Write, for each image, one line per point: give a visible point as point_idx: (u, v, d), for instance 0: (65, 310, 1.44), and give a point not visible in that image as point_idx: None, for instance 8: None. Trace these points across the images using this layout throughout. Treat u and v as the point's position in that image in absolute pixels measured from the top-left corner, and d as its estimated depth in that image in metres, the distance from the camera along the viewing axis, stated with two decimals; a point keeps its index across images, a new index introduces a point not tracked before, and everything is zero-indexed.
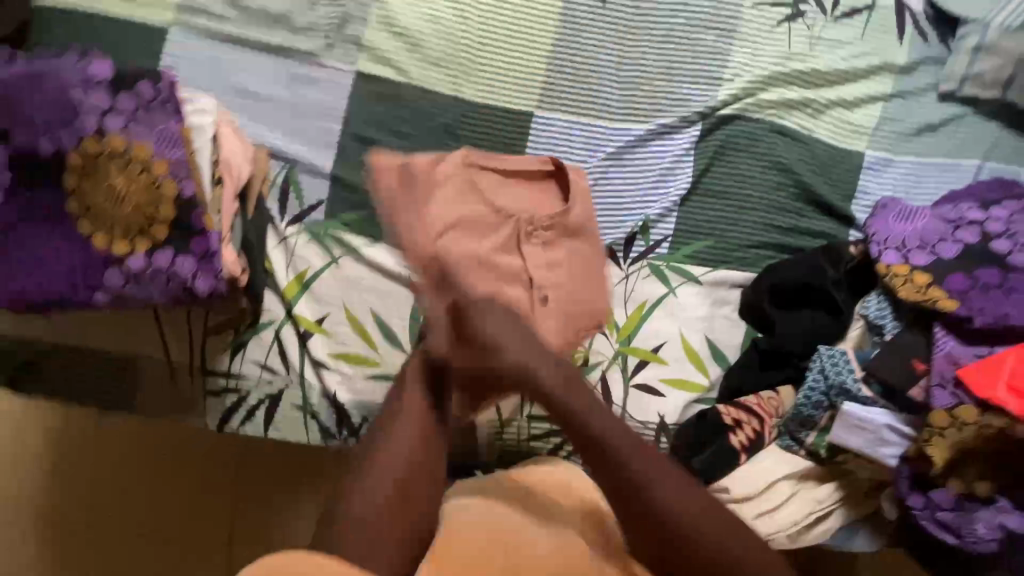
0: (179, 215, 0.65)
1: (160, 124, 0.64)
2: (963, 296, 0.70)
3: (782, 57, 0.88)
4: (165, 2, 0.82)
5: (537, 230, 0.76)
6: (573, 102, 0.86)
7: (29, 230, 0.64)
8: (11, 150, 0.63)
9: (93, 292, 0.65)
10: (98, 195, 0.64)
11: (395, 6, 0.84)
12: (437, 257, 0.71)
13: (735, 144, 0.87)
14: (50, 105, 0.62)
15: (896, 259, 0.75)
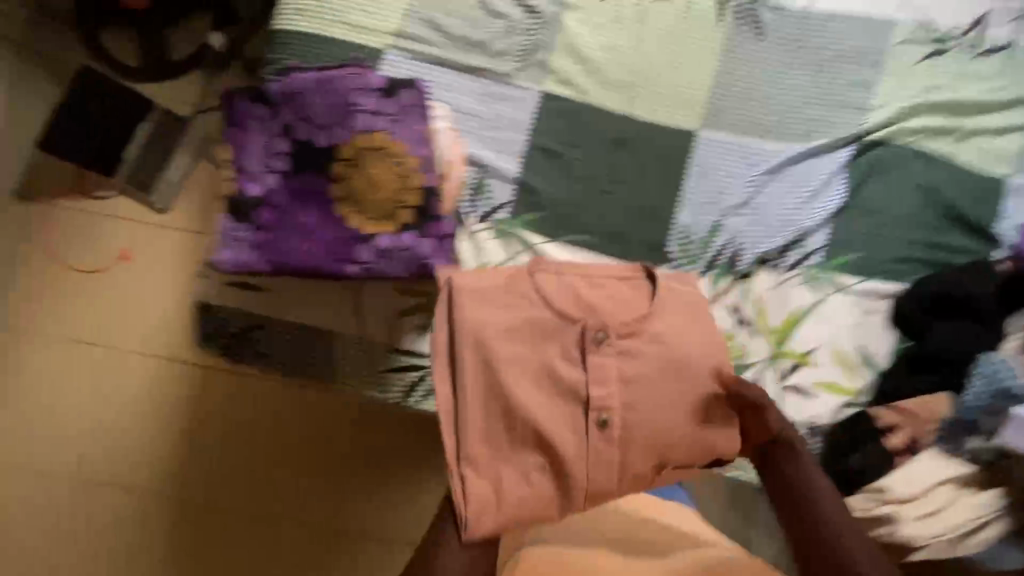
0: (427, 204, 0.75)
1: (413, 125, 0.76)
2: None
3: (930, 87, 0.95)
4: (383, 29, 0.96)
5: (609, 339, 0.74)
6: (733, 124, 0.95)
7: (299, 210, 0.75)
8: (292, 143, 0.75)
9: (345, 264, 0.74)
10: (360, 181, 0.75)
11: (578, 37, 0.96)
12: (509, 360, 0.74)
13: (883, 166, 0.94)
14: (330, 106, 0.74)
15: None
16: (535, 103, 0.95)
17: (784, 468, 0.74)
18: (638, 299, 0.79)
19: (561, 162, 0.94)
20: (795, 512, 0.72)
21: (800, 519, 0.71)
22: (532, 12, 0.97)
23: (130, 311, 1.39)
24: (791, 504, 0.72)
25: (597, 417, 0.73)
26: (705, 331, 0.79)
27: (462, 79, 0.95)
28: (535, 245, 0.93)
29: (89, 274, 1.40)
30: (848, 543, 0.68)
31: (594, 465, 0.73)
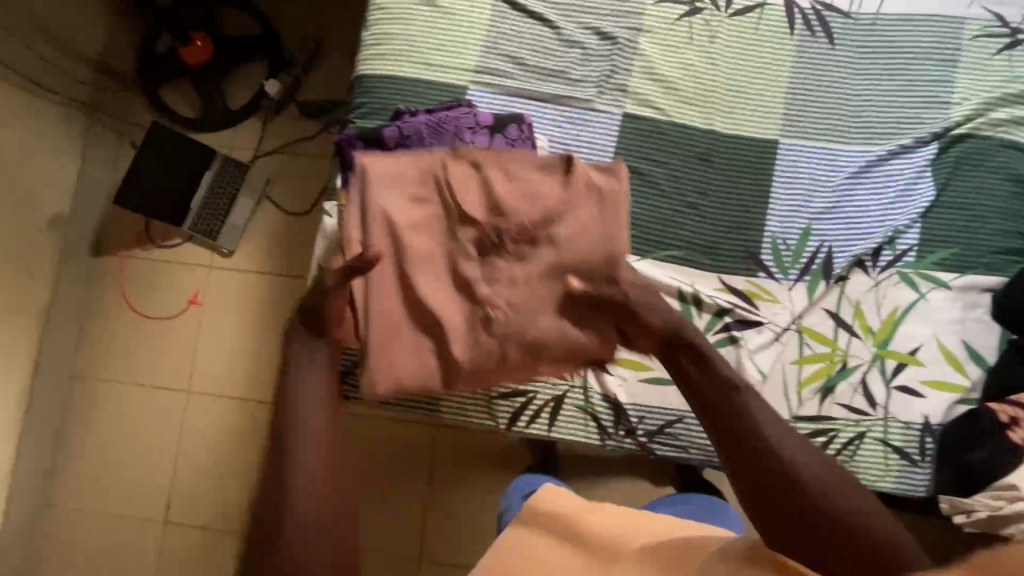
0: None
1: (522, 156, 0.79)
2: None
3: (1009, 79, 0.96)
4: (464, 66, 0.99)
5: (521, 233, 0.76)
6: (814, 130, 0.96)
7: (416, 247, 0.78)
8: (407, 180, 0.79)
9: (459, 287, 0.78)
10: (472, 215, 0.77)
11: (654, 58, 0.98)
12: (434, 239, 0.78)
13: (970, 160, 0.94)
14: None
15: None
16: (617, 125, 0.97)
17: (701, 377, 0.61)
18: (554, 190, 0.76)
19: (646, 179, 0.96)
20: (733, 433, 0.57)
21: (738, 432, 0.57)
22: (606, 37, 0.99)
23: (208, 354, 1.42)
24: (724, 416, 0.58)
25: (484, 310, 0.76)
26: (611, 221, 0.75)
27: (544, 107, 0.98)
28: None
29: (167, 321, 1.44)
30: (802, 467, 0.56)
31: (473, 352, 0.77)
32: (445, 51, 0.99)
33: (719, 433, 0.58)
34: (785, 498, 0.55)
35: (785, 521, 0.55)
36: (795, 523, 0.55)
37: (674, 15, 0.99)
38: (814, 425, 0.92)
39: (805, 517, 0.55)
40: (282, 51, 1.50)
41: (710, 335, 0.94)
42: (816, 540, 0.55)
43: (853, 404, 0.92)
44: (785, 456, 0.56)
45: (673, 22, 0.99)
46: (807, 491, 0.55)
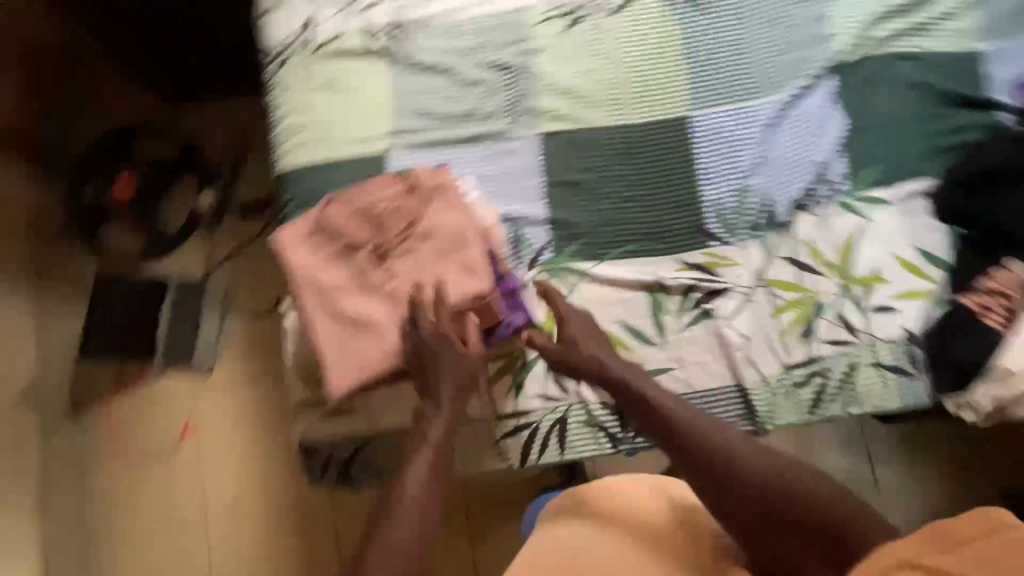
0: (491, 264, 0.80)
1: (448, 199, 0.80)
2: None
3: (877, 0, 1.01)
4: (380, 133, 1.02)
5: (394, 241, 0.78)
6: (720, 96, 1.00)
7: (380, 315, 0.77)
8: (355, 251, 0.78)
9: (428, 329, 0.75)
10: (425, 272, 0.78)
11: (553, 72, 1.01)
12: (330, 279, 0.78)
13: (867, 83, 1.00)
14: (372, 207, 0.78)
15: None
16: (538, 146, 1.00)
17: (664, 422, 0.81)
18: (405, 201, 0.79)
19: (581, 188, 0.99)
20: (686, 455, 0.77)
21: (693, 451, 0.77)
22: (503, 68, 1.02)
23: (217, 479, 1.40)
24: (674, 442, 0.79)
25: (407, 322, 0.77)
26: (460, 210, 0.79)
27: (465, 150, 1.00)
28: (587, 270, 0.97)
29: (167, 460, 1.41)
30: (751, 471, 0.73)
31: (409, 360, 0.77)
32: (357, 126, 1.02)
33: (680, 456, 0.78)
34: (743, 502, 0.73)
35: (752, 524, 0.72)
36: (749, 514, 0.72)
37: (559, 28, 1.02)
38: (806, 369, 0.94)
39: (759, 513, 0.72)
40: (207, 166, 1.50)
41: (686, 314, 0.96)
42: (779, 533, 0.71)
43: (838, 336, 0.94)
44: (733, 465, 0.74)
45: (561, 35, 1.02)
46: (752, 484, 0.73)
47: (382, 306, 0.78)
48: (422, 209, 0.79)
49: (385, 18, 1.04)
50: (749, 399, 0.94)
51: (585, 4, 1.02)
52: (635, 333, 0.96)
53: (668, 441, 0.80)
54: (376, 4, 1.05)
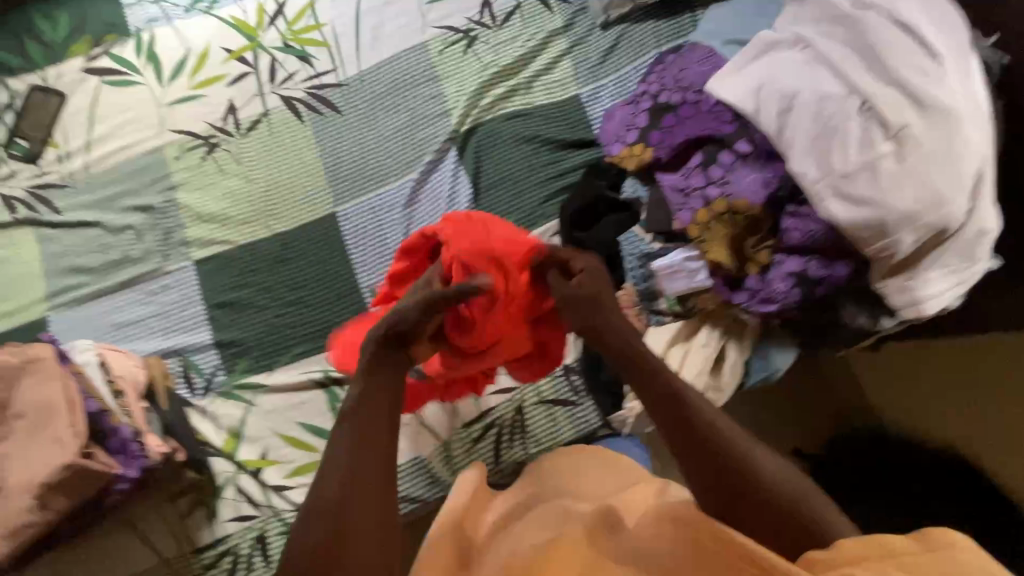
0: (90, 424, 0.82)
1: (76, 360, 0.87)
2: (667, 129, 0.83)
3: (480, 71, 1.12)
4: (35, 300, 1.01)
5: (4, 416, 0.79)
6: (357, 188, 1.08)
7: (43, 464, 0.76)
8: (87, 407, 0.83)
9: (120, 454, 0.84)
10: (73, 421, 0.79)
11: (198, 203, 1.06)
12: None
13: (487, 145, 1.08)
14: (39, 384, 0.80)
15: (627, 145, 0.87)
16: (194, 274, 1.04)
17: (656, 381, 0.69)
18: None
19: (242, 305, 1.03)
20: (690, 432, 0.66)
21: (681, 408, 0.67)
22: (146, 209, 1.06)
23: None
24: (666, 394, 0.68)
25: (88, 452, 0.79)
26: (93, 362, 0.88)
27: (121, 296, 1.02)
28: (260, 383, 1.00)
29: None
30: (737, 441, 0.65)
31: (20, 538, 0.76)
32: (5, 297, 1.01)
33: (661, 405, 0.68)
34: (708, 454, 0.64)
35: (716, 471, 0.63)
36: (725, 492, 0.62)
37: (197, 158, 1.08)
38: (478, 423, 0.99)
39: (720, 473, 0.63)
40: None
41: None
42: (741, 509, 0.62)
43: (502, 383, 1.00)
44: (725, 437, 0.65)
45: (197, 165, 1.08)
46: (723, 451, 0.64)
47: None
48: (14, 390, 0.80)
49: (24, 185, 1.06)
50: (430, 469, 0.98)
51: (218, 131, 1.09)
52: (316, 432, 0.99)
53: (673, 417, 0.67)
54: (16, 171, 1.06)
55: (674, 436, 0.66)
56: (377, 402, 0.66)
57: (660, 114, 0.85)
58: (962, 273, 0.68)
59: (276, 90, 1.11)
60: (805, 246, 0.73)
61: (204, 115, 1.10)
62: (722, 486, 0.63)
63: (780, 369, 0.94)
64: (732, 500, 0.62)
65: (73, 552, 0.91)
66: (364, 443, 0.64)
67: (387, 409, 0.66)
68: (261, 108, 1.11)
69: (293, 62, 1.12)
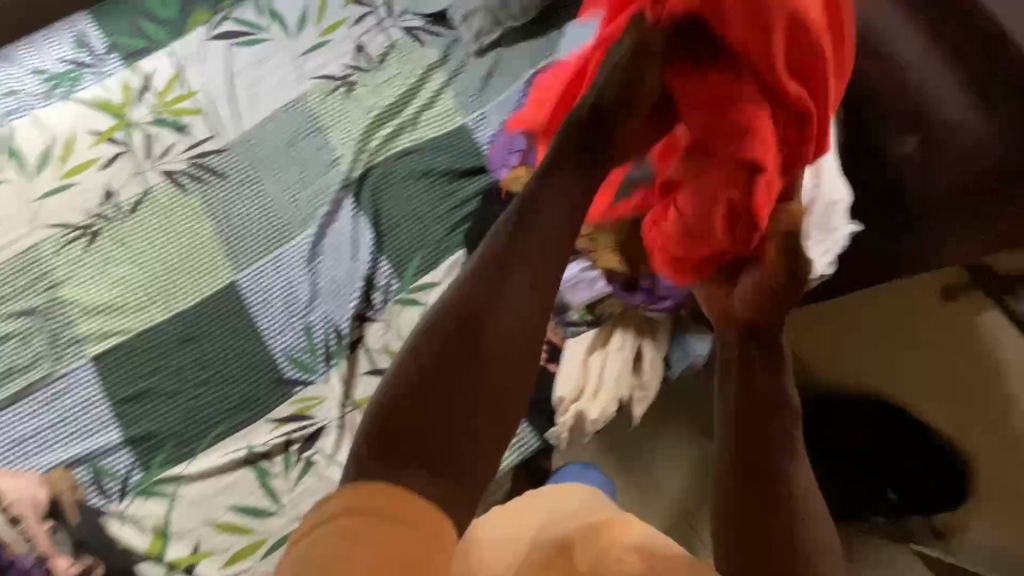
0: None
1: None
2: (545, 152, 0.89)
3: (364, 114, 1.11)
4: None
5: None
6: (257, 251, 1.05)
7: None
8: None
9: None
10: None
11: (86, 296, 1.01)
12: None
13: (382, 186, 1.08)
14: None
15: None
16: (91, 372, 0.97)
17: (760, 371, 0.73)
18: None
19: (150, 394, 0.97)
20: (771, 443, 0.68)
21: (766, 424, 0.70)
22: (28, 312, 0.99)
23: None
24: (766, 405, 0.71)
25: None
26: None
27: (11, 411, 0.95)
28: (181, 473, 0.95)
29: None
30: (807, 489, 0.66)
31: None
32: None
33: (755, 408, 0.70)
34: (767, 468, 0.67)
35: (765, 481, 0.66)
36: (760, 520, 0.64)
37: (79, 249, 1.03)
38: None
39: (767, 490, 0.65)
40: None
41: (294, 470, 0.96)
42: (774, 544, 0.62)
43: None
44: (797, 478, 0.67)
45: (80, 257, 1.03)
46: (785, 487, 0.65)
47: None
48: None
49: None
50: None
51: (97, 218, 1.04)
52: (249, 513, 0.94)
53: (740, 418, 0.71)
54: None
55: (749, 434, 0.69)
56: (507, 294, 0.60)
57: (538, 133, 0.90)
58: (827, 243, 0.76)
59: (154, 165, 1.07)
60: None
61: (80, 204, 1.05)
62: (762, 497, 0.65)
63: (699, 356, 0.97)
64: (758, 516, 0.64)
65: None
66: (503, 308, 0.60)
67: (506, 327, 0.59)
68: (141, 187, 1.06)
69: (168, 134, 1.09)
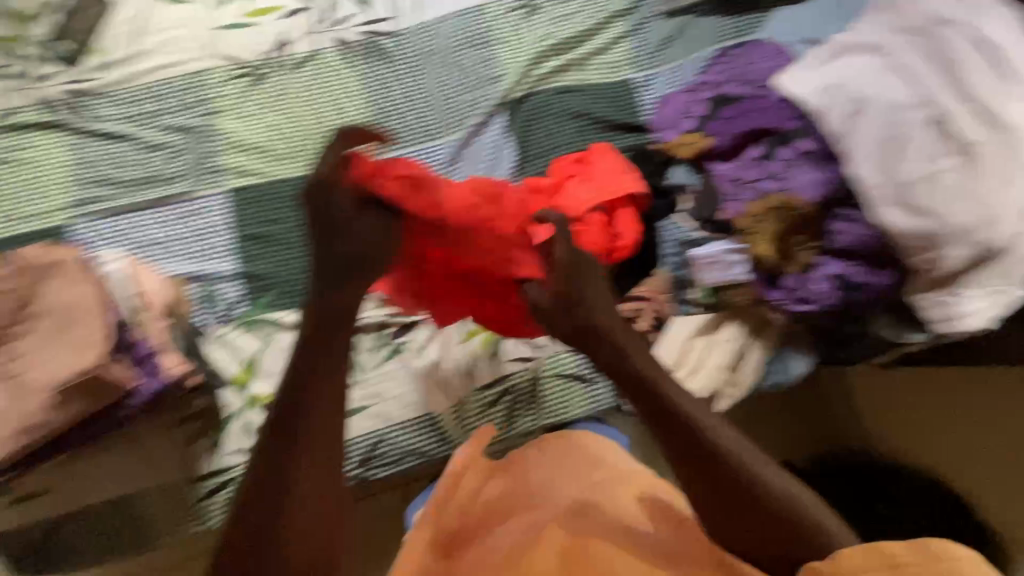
0: (115, 334, 0.81)
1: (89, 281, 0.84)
2: (722, 126, 0.84)
3: (538, 40, 1.10)
4: (58, 207, 0.99)
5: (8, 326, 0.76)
6: (400, 140, 1.07)
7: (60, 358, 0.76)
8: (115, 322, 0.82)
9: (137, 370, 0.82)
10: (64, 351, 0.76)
11: (238, 131, 1.05)
12: None
13: (536, 115, 1.08)
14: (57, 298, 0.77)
15: (685, 133, 0.88)
16: (227, 202, 1.02)
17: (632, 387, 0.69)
18: None
19: (272, 239, 1.02)
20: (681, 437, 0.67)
21: (666, 414, 0.67)
22: (184, 129, 1.04)
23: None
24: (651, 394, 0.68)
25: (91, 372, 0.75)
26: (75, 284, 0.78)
27: (151, 214, 1.01)
28: (282, 320, 0.99)
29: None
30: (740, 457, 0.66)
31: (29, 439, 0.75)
32: (31, 198, 0.99)
33: (660, 422, 0.68)
34: (691, 454, 0.67)
35: (692, 464, 0.67)
36: (731, 510, 0.66)
37: (242, 87, 1.06)
38: (496, 389, 0.99)
39: (709, 475, 0.66)
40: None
41: (381, 351, 1.00)
42: (745, 522, 0.66)
43: (523, 353, 1.00)
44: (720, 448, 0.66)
45: (243, 93, 1.06)
46: (718, 461, 0.66)
47: None
48: (37, 288, 0.76)
49: (60, 87, 1.03)
50: (443, 428, 0.99)
51: (266, 62, 1.07)
52: None
53: (654, 418, 0.68)
54: (54, 72, 1.04)
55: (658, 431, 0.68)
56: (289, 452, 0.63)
57: (722, 103, 0.86)
58: (1004, 295, 0.69)
59: (331, 29, 1.09)
60: (853, 250, 0.76)
61: (254, 44, 1.08)
62: (706, 477, 0.66)
63: (796, 375, 0.95)
64: (714, 498, 0.66)
65: (80, 461, 0.91)
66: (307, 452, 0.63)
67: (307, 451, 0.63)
68: (313, 46, 1.09)
69: (351, 4, 1.10)
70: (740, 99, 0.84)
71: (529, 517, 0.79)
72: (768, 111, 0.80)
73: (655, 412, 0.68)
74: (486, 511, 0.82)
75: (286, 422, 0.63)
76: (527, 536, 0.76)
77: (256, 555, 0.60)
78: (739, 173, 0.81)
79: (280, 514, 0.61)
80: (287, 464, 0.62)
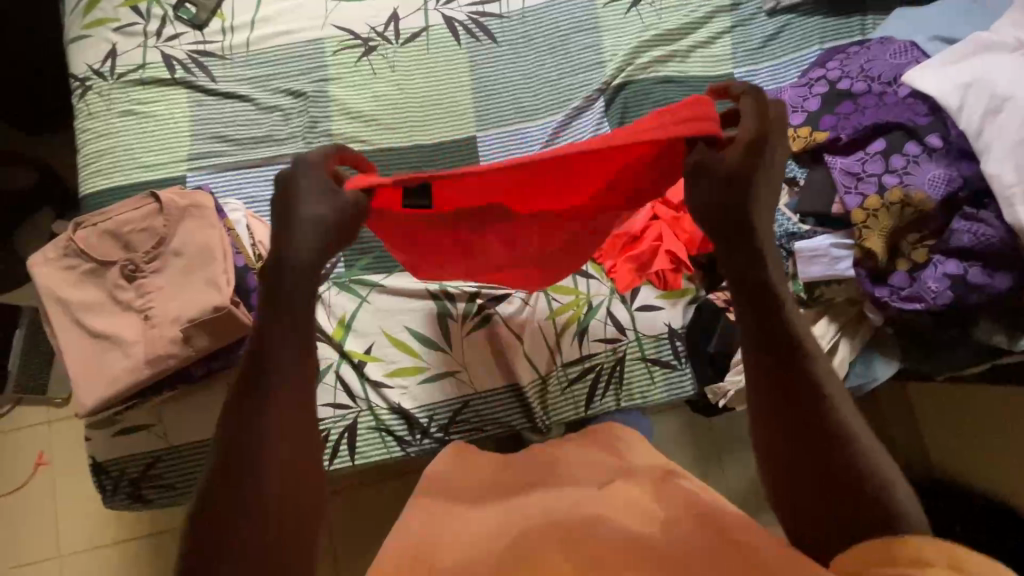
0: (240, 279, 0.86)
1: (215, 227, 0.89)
2: (841, 120, 0.84)
3: (640, 31, 1.12)
4: (177, 159, 1.04)
5: (147, 261, 0.82)
6: (500, 118, 1.09)
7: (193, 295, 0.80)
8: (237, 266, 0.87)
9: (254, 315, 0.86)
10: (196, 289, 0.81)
11: (347, 99, 1.08)
12: (65, 298, 0.81)
13: (635, 102, 1.09)
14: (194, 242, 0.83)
15: (798, 124, 0.86)
16: None
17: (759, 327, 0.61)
18: (155, 221, 0.83)
19: None
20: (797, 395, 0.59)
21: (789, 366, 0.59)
22: (297, 94, 1.08)
23: (70, 521, 1.35)
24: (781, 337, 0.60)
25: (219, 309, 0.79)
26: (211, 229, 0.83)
27: (262, 172, 1.05)
28: (379, 282, 1.03)
29: (16, 492, 1.36)
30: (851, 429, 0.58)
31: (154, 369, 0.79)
32: (154, 149, 1.04)
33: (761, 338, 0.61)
34: (806, 417, 0.58)
35: (800, 427, 0.58)
36: (817, 482, 0.57)
37: (353, 57, 1.10)
38: (580, 366, 1.01)
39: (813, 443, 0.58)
40: (62, 190, 1.44)
41: (469, 320, 1.01)
42: (815, 470, 0.57)
43: (608, 334, 1.01)
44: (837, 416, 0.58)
45: (353, 63, 1.10)
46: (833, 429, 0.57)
47: (133, 321, 0.81)
48: (174, 229, 0.83)
49: (186, 48, 1.09)
50: (525, 400, 1.00)
51: (377, 36, 1.12)
52: (420, 339, 1.01)
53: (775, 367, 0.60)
54: (180, 34, 1.10)
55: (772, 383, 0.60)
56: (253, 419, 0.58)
57: (840, 96, 0.86)
58: None
59: (440, 7, 1.13)
60: (973, 250, 0.76)
61: (367, 18, 1.12)
62: (812, 444, 0.58)
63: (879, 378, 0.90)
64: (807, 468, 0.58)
65: (182, 399, 0.95)
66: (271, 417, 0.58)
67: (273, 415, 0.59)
68: (422, 22, 1.12)
69: None
70: (859, 95, 0.85)
71: (526, 507, 0.68)
72: (891, 108, 0.82)
73: (768, 338, 0.60)
74: (480, 496, 0.72)
75: (253, 383, 0.59)
76: (506, 527, 0.65)
77: (220, 524, 0.55)
78: (859, 168, 0.81)
79: (260, 468, 0.57)
80: (254, 437, 0.57)
